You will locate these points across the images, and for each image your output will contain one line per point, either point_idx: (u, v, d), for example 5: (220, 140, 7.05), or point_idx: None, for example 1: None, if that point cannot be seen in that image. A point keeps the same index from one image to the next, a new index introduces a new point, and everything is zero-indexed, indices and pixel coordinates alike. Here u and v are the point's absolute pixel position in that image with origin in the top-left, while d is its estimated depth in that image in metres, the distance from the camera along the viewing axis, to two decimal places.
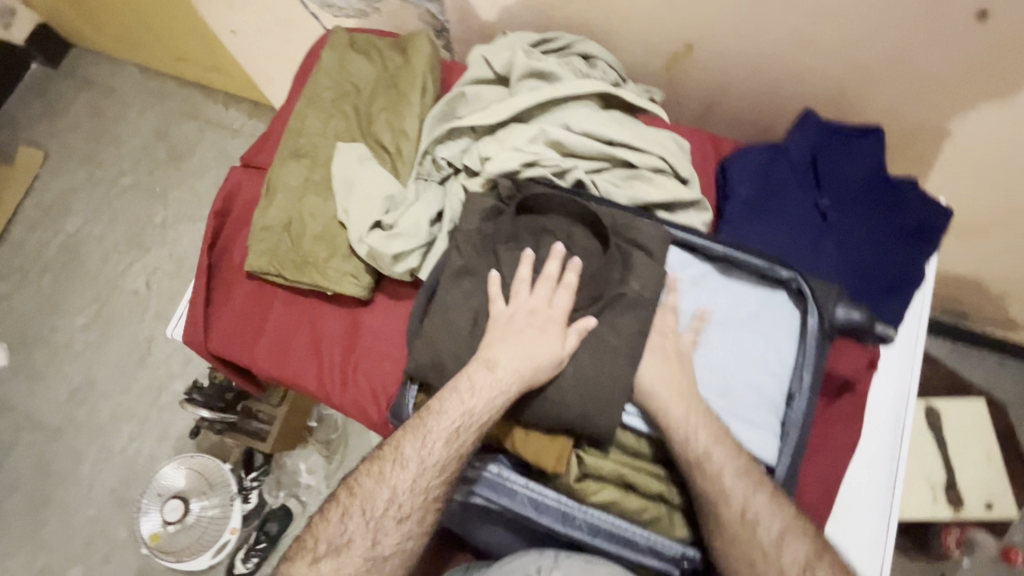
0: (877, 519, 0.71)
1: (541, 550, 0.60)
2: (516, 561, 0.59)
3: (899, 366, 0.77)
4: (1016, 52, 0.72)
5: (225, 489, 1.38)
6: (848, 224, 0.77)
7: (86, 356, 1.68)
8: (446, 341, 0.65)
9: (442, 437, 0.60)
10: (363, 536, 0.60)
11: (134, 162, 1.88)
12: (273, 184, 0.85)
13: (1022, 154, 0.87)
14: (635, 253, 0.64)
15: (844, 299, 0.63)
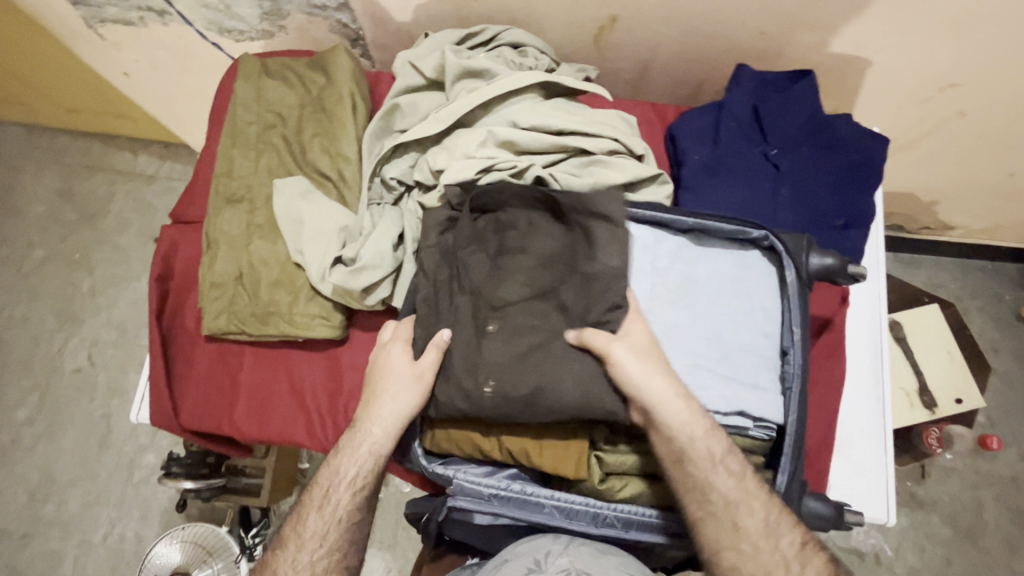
0: (874, 442, 0.75)
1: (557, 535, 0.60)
2: (528, 544, 0.59)
3: (868, 295, 0.81)
4: None
5: (228, 551, 1.31)
6: (799, 169, 0.79)
7: (38, 449, 1.55)
8: (431, 359, 0.62)
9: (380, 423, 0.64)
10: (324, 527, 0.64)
11: (43, 231, 1.72)
12: (213, 237, 0.79)
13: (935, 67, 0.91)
14: (597, 226, 0.61)
15: (815, 247, 0.65)
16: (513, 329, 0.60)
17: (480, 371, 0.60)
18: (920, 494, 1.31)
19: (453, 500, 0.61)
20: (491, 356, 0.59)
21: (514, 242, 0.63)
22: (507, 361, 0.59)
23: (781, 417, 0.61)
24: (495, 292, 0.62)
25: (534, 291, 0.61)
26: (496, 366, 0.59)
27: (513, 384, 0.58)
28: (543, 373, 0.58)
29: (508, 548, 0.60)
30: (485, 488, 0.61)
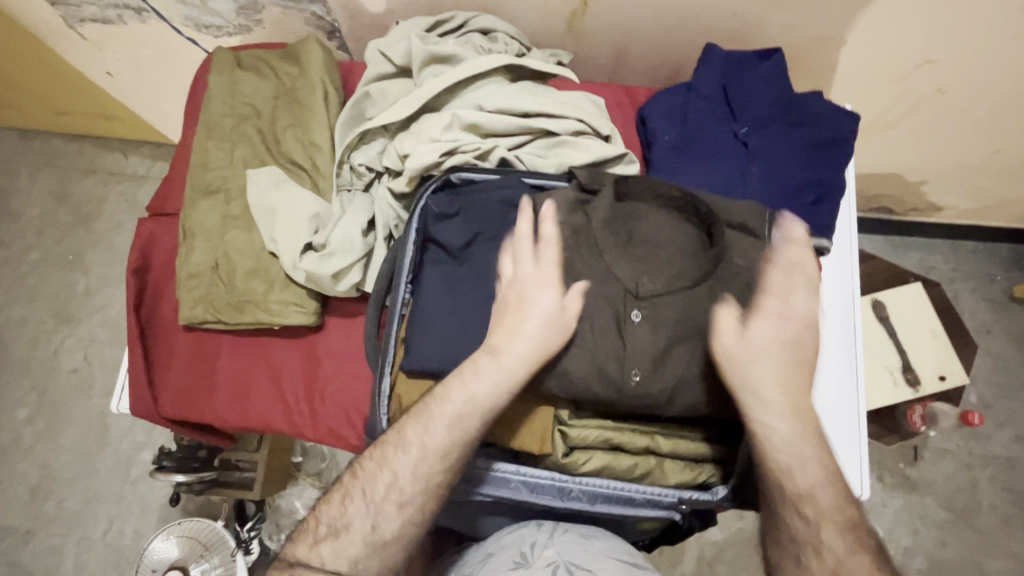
0: (847, 413, 0.76)
1: (538, 524, 0.63)
2: (512, 536, 0.62)
3: (839, 269, 0.81)
4: None
5: (224, 545, 1.33)
6: (768, 146, 0.79)
7: (38, 448, 1.57)
8: (592, 350, 0.59)
9: (444, 420, 0.58)
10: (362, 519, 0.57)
11: (37, 233, 1.74)
12: (189, 228, 0.80)
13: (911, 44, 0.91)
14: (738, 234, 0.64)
15: (777, 223, 0.66)
16: (662, 318, 0.61)
17: (631, 362, 0.59)
18: (914, 476, 1.31)
19: (486, 490, 0.62)
20: (636, 344, 0.60)
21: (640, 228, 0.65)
22: (649, 354, 0.60)
23: None
24: (633, 277, 0.62)
25: (684, 283, 0.62)
26: (644, 357, 0.59)
27: (660, 383, 0.59)
28: (701, 371, 0.60)
29: (493, 541, 0.63)
30: (504, 472, 0.61)
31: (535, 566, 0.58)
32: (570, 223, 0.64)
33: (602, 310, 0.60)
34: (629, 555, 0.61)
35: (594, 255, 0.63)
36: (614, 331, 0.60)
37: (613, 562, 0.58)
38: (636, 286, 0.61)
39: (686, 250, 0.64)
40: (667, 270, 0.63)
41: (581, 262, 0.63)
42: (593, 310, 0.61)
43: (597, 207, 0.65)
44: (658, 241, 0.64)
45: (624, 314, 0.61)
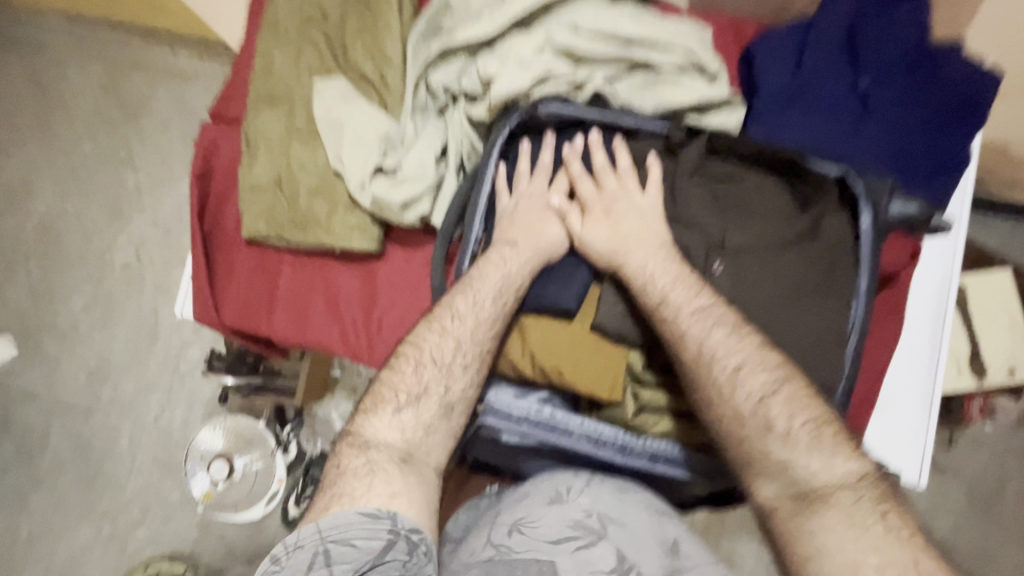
0: (919, 406, 0.72)
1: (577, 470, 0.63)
2: (545, 481, 0.62)
3: (940, 251, 0.74)
4: None
5: (264, 443, 1.44)
6: (890, 106, 0.69)
7: (95, 335, 1.66)
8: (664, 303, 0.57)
9: (490, 296, 0.59)
10: (436, 381, 0.57)
11: (87, 126, 1.74)
12: (253, 138, 0.77)
13: None
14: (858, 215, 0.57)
15: (898, 191, 0.58)
16: (744, 276, 0.58)
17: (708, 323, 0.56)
18: (945, 462, 1.28)
19: (481, 418, 0.62)
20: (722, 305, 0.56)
21: (739, 185, 0.60)
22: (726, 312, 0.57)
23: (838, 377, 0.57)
24: (721, 229, 0.59)
25: (774, 244, 0.58)
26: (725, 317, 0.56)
27: None
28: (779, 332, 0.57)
29: (529, 482, 0.63)
30: (498, 405, 0.61)
31: (569, 506, 0.58)
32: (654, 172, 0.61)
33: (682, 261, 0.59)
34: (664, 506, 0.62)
35: (679, 204, 0.61)
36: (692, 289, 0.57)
37: (645, 503, 0.60)
38: (721, 239, 0.59)
39: (783, 213, 0.59)
40: (761, 224, 0.58)
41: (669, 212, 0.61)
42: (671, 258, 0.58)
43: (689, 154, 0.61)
44: (762, 199, 0.59)
45: (705, 271, 0.59)
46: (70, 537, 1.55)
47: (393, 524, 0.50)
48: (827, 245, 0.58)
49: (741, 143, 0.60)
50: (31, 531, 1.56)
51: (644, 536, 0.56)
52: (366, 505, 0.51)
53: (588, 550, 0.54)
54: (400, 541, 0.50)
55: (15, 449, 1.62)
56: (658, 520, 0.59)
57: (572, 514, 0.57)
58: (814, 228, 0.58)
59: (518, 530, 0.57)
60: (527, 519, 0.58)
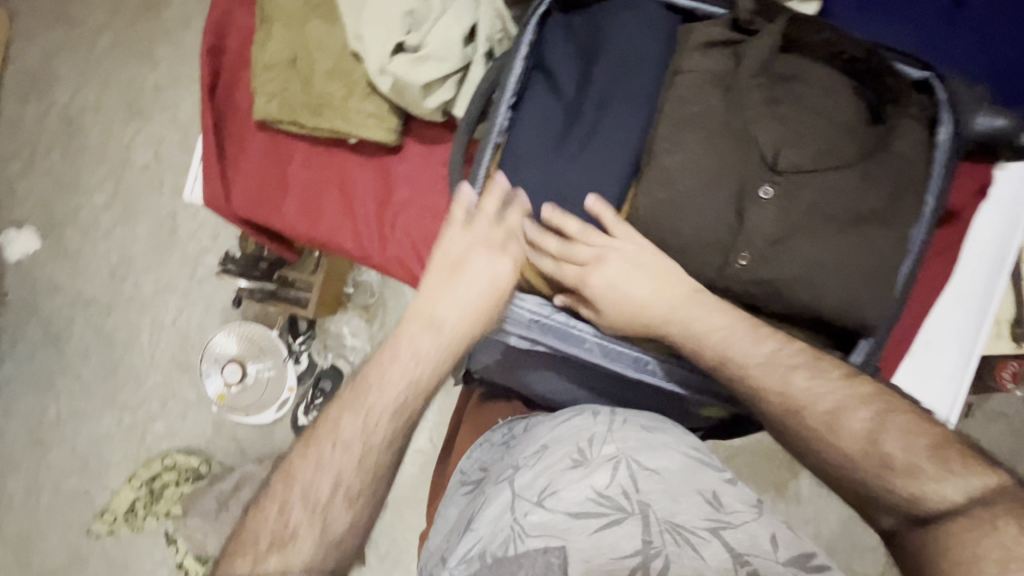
0: (957, 352, 0.67)
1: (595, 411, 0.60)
2: (570, 430, 0.58)
3: (1011, 192, 0.66)
4: None
5: (277, 352, 1.45)
6: (992, 11, 0.59)
7: (115, 233, 1.67)
8: (698, 216, 0.51)
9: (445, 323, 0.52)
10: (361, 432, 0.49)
11: (108, 16, 1.68)
12: (269, 11, 0.71)
13: None
14: (939, 129, 0.50)
15: (986, 104, 0.51)
16: (799, 199, 0.50)
17: (743, 239, 0.51)
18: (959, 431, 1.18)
19: None
20: (761, 220, 0.50)
21: (807, 85, 0.51)
22: (768, 228, 0.50)
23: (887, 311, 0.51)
24: (778, 141, 0.50)
25: (838, 160, 0.50)
26: (765, 232, 0.50)
27: (780, 266, 0.50)
28: (825, 262, 0.50)
29: (545, 432, 0.60)
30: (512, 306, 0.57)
31: (593, 465, 0.54)
32: (708, 67, 0.52)
33: (727, 172, 0.50)
34: (695, 446, 0.58)
35: (734, 103, 0.51)
36: (733, 201, 0.51)
37: (674, 455, 0.56)
38: (777, 154, 0.50)
39: (850, 125, 0.50)
40: (826, 136, 0.50)
41: (716, 110, 0.51)
42: (714, 164, 0.50)
43: (755, 46, 0.51)
44: (834, 100, 0.51)
45: (753, 188, 0.51)
46: (93, 423, 1.63)
47: None
48: (898, 162, 0.50)
49: (816, 39, 0.51)
50: (59, 414, 1.64)
51: (676, 507, 0.51)
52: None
53: (612, 530, 0.50)
54: None
55: (42, 335, 1.68)
56: (689, 477, 0.54)
57: (595, 483, 0.53)
58: (885, 143, 0.50)
59: (537, 505, 0.52)
60: (551, 486, 0.53)
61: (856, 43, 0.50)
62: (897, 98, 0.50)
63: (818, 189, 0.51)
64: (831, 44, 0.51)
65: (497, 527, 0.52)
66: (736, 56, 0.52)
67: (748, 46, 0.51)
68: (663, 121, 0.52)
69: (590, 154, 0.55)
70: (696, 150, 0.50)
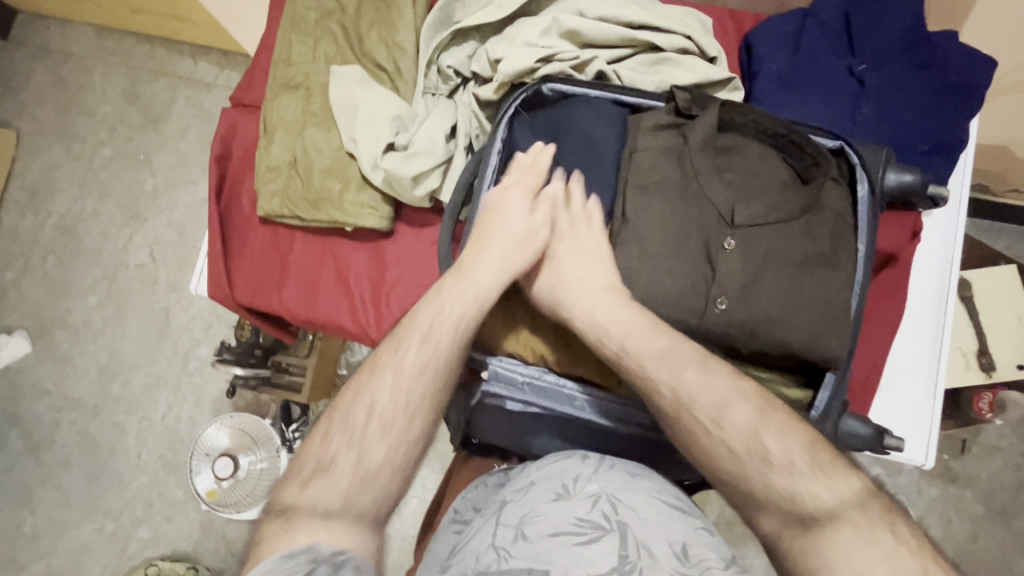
0: (923, 383, 0.72)
1: (584, 456, 0.61)
2: (554, 466, 0.60)
3: (941, 234, 0.74)
4: None
5: (270, 443, 1.42)
6: (887, 88, 0.72)
7: (106, 333, 1.69)
8: (665, 272, 0.57)
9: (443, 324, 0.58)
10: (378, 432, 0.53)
11: (110, 130, 1.81)
12: (270, 122, 0.80)
13: None
14: (857, 186, 0.59)
15: (895, 163, 0.60)
16: (754, 252, 0.56)
17: (713, 289, 0.56)
18: (957, 469, 1.18)
19: (487, 386, 0.63)
20: (726, 271, 0.56)
21: (744, 154, 0.60)
22: (733, 277, 0.56)
23: (846, 347, 0.56)
24: (729, 202, 0.57)
25: (781, 216, 0.57)
26: (729, 283, 0.56)
27: (747, 310, 0.55)
28: (784, 303, 0.55)
29: (535, 469, 0.62)
30: (520, 375, 0.63)
31: (574, 498, 0.56)
32: (659, 145, 0.60)
33: (687, 232, 0.57)
34: (675, 497, 0.60)
35: (685, 174, 0.59)
36: (697, 256, 0.57)
37: (653, 503, 0.57)
38: (730, 213, 0.57)
39: (785, 186, 0.58)
40: (766, 196, 0.57)
41: (671, 181, 0.59)
42: (675, 226, 0.57)
43: (696, 126, 0.59)
44: (770, 167, 0.59)
45: (714, 245, 0.57)
46: (72, 535, 1.55)
47: (313, 555, 0.46)
48: (828, 215, 0.58)
49: (746, 118, 0.60)
50: (35, 528, 1.56)
51: (649, 544, 0.53)
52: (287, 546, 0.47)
53: (590, 551, 0.51)
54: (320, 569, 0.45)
55: (22, 444, 1.64)
56: (664, 525, 0.55)
57: (576, 510, 0.55)
58: (818, 199, 0.58)
59: (518, 534, 0.54)
60: (532, 515, 0.56)
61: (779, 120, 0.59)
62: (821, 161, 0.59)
63: (771, 240, 0.57)
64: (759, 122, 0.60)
65: (483, 552, 0.54)
66: (683, 137, 0.60)
67: (691, 126, 0.60)
68: (626, 192, 0.59)
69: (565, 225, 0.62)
70: (657, 216, 0.57)
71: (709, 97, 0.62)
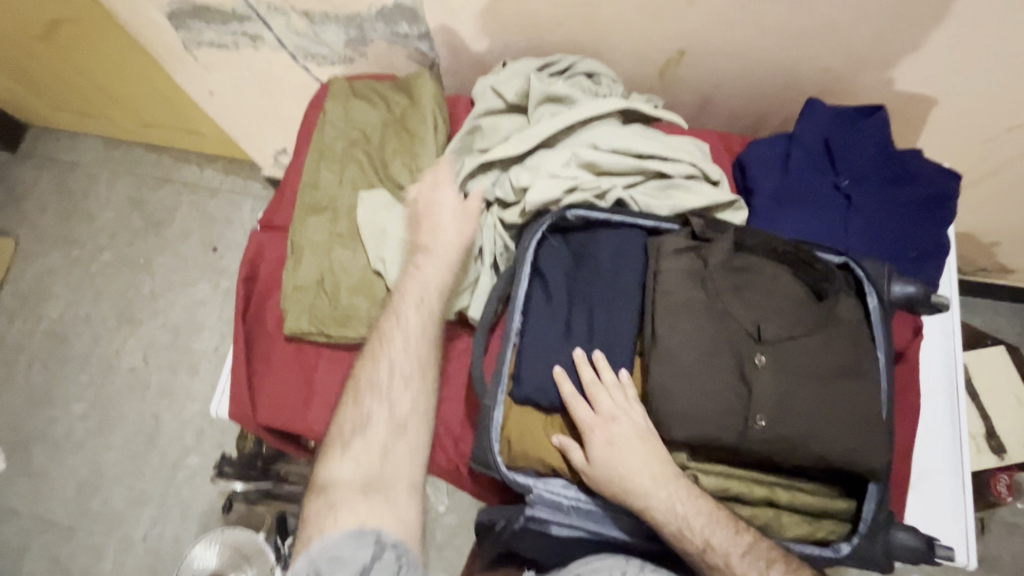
0: (951, 478, 0.73)
1: (626, 557, 0.65)
2: (602, 563, 0.64)
3: (941, 330, 0.79)
4: (982, 28, 0.83)
5: (262, 560, 1.27)
6: (871, 201, 0.80)
7: (90, 444, 1.62)
8: (704, 392, 0.58)
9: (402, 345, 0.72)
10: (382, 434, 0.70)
11: (111, 235, 1.84)
12: (298, 243, 0.84)
13: (996, 100, 0.95)
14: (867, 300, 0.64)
15: (897, 275, 0.65)
16: (786, 367, 0.59)
17: (752, 406, 0.58)
18: (983, 557, 1.16)
19: (532, 510, 0.63)
20: (762, 388, 0.58)
21: (762, 273, 0.64)
22: (769, 393, 0.58)
23: (886, 458, 0.58)
24: (754, 320, 0.61)
25: (803, 330, 0.60)
26: (767, 400, 0.57)
27: (785, 424, 0.57)
28: (821, 417, 0.57)
29: (578, 562, 0.65)
30: (565, 499, 0.63)
31: None
32: (682, 268, 0.64)
33: (718, 351, 0.60)
34: None
35: (709, 294, 0.62)
36: (731, 375, 0.59)
37: None
38: (757, 330, 0.61)
39: (802, 302, 0.62)
40: (786, 313, 0.61)
41: (698, 302, 0.62)
42: (707, 346, 0.60)
43: (714, 249, 0.64)
44: (786, 285, 0.63)
45: (746, 359, 0.60)
46: None
47: (376, 537, 0.66)
48: (846, 328, 0.61)
49: (759, 239, 0.65)
50: None
51: None
52: (350, 527, 0.66)
53: None
54: (384, 550, 0.66)
55: None
56: None
57: None
58: (834, 313, 0.62)
59: None
60: None
61: (789, 242, 0.65)
62: (831, 277, 0.64)
63: (799, 355, 0.60)
64: (770, 242, 0.65)
65: None
66: (704, 260, 0.64)
67: (710, 249, 0.64)
68: (655, 312, 0.62)
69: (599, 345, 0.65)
70: (689, 335, 0.60)
71: (722, 222, 0.67)
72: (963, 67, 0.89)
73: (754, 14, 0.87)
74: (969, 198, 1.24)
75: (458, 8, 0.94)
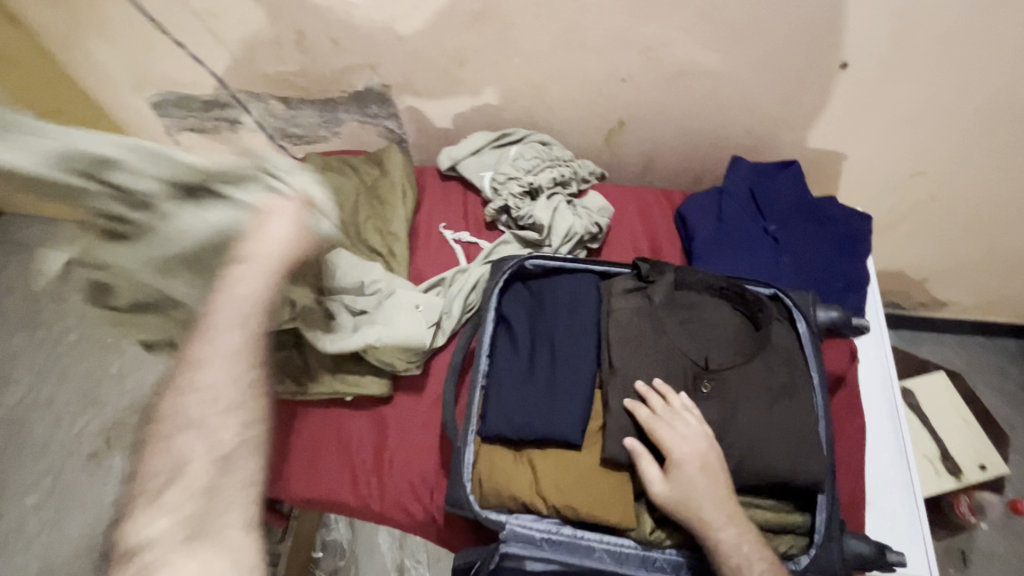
0: (903, 493, 0.78)
1: None
2: None
3: (877, 355, 0.87)
4: (869, 92, 0.98)
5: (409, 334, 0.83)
6: (796, 241, 0.90)
7: (43, 537, 1.52)
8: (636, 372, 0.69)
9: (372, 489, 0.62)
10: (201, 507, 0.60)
11: (79, 315, 1.82)
12: None
13: (891, 154, 1.11)
14: (798, 323, 0.73)
15: (820, 303, 0.76)
16: (729, 393, 0.68)
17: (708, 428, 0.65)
18: None
19: (506, 547, 0.65)
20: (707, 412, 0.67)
21: (711, 307, 0.73)
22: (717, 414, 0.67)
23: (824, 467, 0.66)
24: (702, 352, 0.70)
25: (743, 356, 0.70)
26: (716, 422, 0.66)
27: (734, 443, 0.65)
28: (772, 428, 0.65)
29: None
30: (536, 532, 0.66)
31: None
32: (632, 305, 0.72)
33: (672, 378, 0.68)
34: None
35: (662, 334, 0.71)
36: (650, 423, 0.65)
37: None
38: (706, 362, 0.70)
39: (742, 331, 0.72)
40: (724, 343, 0.71)
41: (648, 339, 0.70)
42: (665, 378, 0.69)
43: (658, 289, 0.73)
44: (727, 319, 0.72)
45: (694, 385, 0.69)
46: None
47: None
48: (780, 351, 0.70)
49: (697, 281, 0.74)
50: None
51: None
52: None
53: None
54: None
55: None
56: None
57: None
58: (769, 339, 0.71)
59: None
60: None
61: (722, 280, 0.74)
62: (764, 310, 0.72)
63: (740, 379, 0.68)
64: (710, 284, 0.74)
65: None
66: (651, 301, 0.72)
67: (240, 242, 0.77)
68: (614, 346, 0.70)
69: (562, 382, 0.69)
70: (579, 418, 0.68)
71: (665, 262, 0.76)
72: (860, 124, 1.04)
73: (681, 90, 1.01)
74: (892, 240, 1.38)
75: (421, 91, 1.06)
